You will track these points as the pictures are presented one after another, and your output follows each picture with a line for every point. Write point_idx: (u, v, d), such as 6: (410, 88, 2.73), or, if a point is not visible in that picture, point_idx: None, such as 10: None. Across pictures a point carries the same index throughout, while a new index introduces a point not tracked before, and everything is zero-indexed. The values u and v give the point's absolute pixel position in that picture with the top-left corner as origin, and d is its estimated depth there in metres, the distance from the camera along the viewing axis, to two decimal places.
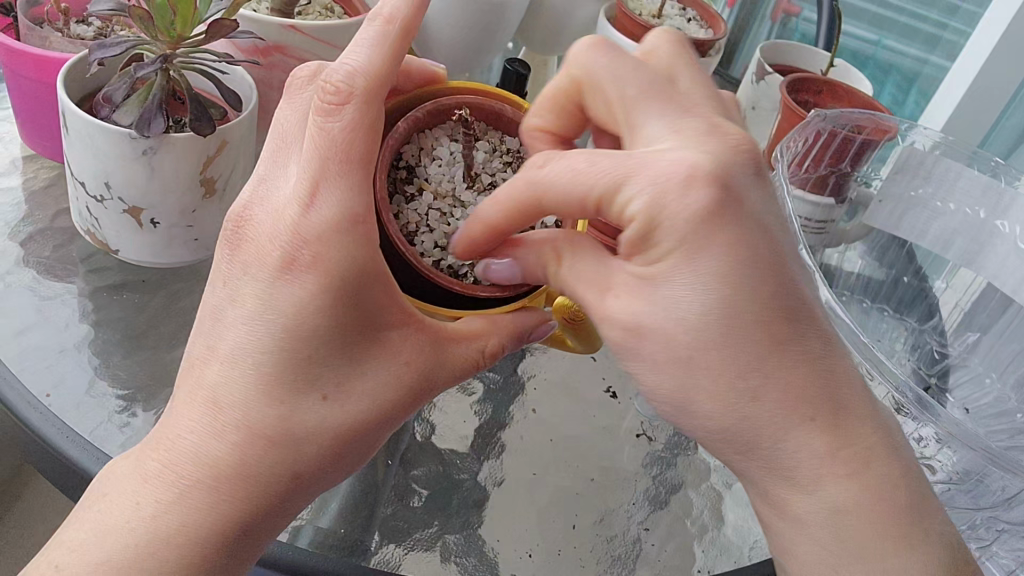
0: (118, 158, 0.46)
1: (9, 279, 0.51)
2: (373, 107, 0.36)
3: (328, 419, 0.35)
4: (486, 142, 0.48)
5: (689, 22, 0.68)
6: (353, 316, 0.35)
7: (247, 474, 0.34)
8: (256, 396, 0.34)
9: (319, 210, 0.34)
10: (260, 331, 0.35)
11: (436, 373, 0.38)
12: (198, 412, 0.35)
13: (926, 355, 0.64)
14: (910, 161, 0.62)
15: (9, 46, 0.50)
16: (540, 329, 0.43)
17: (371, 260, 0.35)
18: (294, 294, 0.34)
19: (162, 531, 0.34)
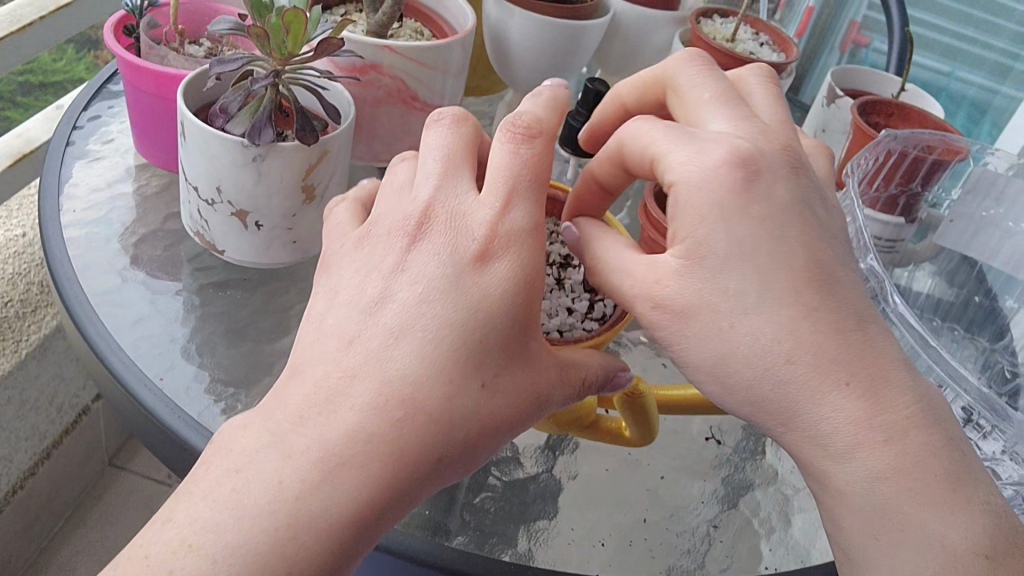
0: (230, 164, 0.50)
1: (125, 275, 0.55)
2: (550, 148, 0.41)
3: (483, 407, 0.37)
4: (544, 228, 0.53)
5: (762, 46, 0.70)
6: (523, 311, 0.38)
7: (406, 450, 0.35)
8: (428, 374, 0.36)
9: (514, 216, 0.39)
10: (437, 308, 0.37)
11: (565, 388, 0.40)
12: (359, 390, 0.36)
13: (997, 374, 0.63)
14: (982, 181, 0.63)
15: (133, 64, 0.55)
16: (622, 383, 0.44)
17: (541, 267, 0.39)
18: (479, 280, 0.38)
19: (309, 508, 0.33)
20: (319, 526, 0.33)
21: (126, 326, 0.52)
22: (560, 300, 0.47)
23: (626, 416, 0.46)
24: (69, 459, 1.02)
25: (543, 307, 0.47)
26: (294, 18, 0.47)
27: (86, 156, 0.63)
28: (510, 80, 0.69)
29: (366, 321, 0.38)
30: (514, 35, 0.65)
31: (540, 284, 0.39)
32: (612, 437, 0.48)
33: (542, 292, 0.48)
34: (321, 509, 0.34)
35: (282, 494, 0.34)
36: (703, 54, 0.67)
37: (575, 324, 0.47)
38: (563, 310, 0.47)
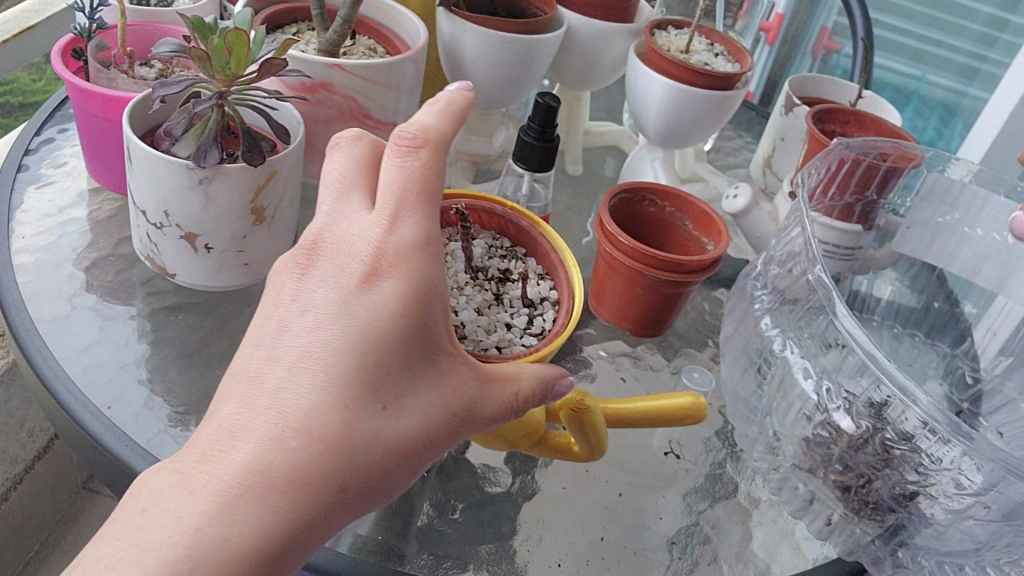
0: (176, 188, 0.50)
1: (74, 301, 0.54)
2: (443, 158, 0.39)
3: (386, 429, 0.36)
4: (483, 240, 0.54)
5: (717, 57, 0.70)
6: (418, 327, 0.37)
7: (306, 479, 0.34)
8: (322, 400, 0.35)
9: (402, 230, 0.38)
10: (330, 332, 0.36)
11: (481, 403, 0.39)
12: (258, 422, 0.35)
13: (959, 380, 0.64)
14: (937, 187, 0.63)
15: (80, 88, 0.54)
16: (563, 387, 0.43)
17: (440, 278, 0.38)
18: (372, 299, 0.37)
19: (206, 545, 0.33)
20: (215, 567, 0.33)
21: (73, 354, 0.51)
22: (498, 316, 0.49)
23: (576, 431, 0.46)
24: (40, 485, 1.00)
25: (481, 322, 0.48)
26: (236, 38, 0.47)
27: (36, 181, 0.62)
28: (467, 96, 0.69)
29: (273, 353, 0.37)
30: (469, 50, 0.64)
31: (437, 295, 0.38)
32: (561, 450, 0.47)
33: (480, 306, 0.49)
34: (217, 550, 0.33)
35: (182, 533, 0.33)
36: (659, 66, 0.67)
37: (514, 339, 0.47)
38: (500, 325, 0.48)
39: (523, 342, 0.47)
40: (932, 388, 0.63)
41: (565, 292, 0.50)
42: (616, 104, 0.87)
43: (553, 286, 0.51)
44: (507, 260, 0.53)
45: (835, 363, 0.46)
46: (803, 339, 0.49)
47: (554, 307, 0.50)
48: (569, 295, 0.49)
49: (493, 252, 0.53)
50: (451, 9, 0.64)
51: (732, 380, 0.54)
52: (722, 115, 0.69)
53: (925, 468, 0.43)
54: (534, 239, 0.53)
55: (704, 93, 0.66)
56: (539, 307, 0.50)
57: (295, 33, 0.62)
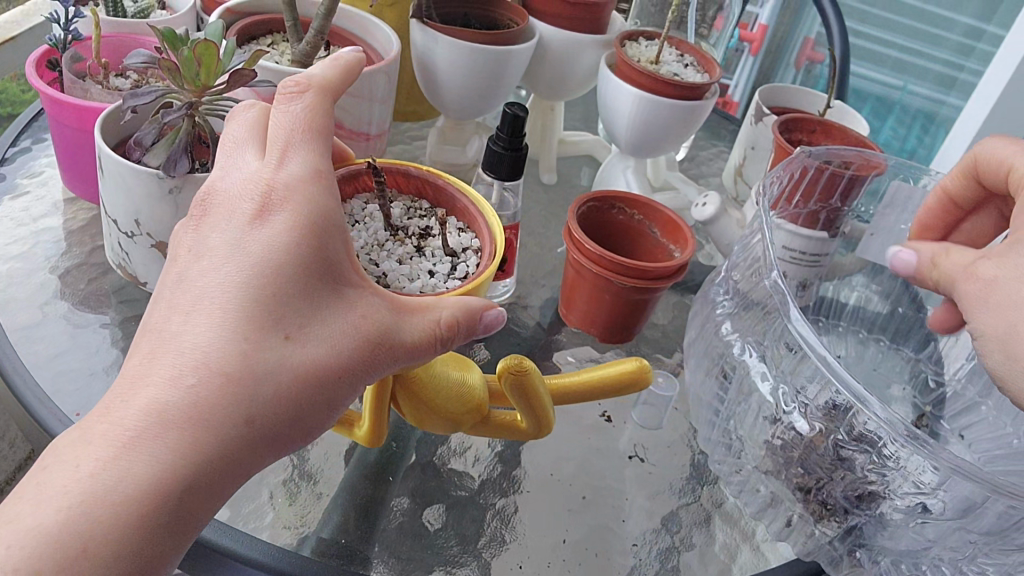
0: (147, 198, 0.50)
1: (46, 309, 0.55)
2: (325, 102, 0.41)
3: (290, 360, 0.36)
4: (400, 203, 0.51)
5: (687, 67, 0.71)
6: (318, 257, 0.37)
7: (206, 411, 0.34)
8: (222, 336, 0.35)
9: (291, 166, 0.39)
10: (230, 271, 0.37)
11: (398, 332, 0.39)
12: (158, 363, 0.35)
13: (922, 383, 0.65)
14: (898, 196, 0.64)
15: (55, 98, 0.55)
16: (492, 320, 0.42)
17: (335, 210, 0.38)
18: (268, 234, 0.37)
19: (105, 488, 0.32)
20: (114, 505, 0.32)
21: (44, 362, 0.52)
22: (420, 265, 0.47)
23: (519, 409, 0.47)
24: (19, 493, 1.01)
25: (404, 272, 0.46)
26: (206, 49, 0.48)
27: (10, 190, 0.63)
28: (441, 106, 0.70)
29: (174, 302, 0.37)
30: (441, 61, 0.65)
31: (336, 227, 0.38)
32: (509, 430, 0.49)
33: (403, 259, 0.47)
34: (116, 488, 0.33)
35: (82, 477, 0.33)
36: (628, 76, 0.69)
37: (439, 285, 0.46)
38: (423, 273, 0.47)
39: (447, 286, 0.46)
40: (895, 392, 0.64)
41: (487, 242, 0.48)
42: (592, 114, 0.88)
43: (475, 237, 0.50)
44: (426, 218, 0.51)
45: (790, 368, 0.47)
46: (763, 344, 0.49)
47: (476, 255, 0.49)
48: (491, 242, 0.48)
49: (411, 212, 0.51)
50: (423, 21, 0.65)
51: (696, 384, 0.55)
52: (690, 125, 0.71)
53: (876, 467, 0.44)
54: (452, 195, 0.51)
55: (672, 103, 0.67)
56: (462, 256, 0.49)
57: (269, 44, 0.62)
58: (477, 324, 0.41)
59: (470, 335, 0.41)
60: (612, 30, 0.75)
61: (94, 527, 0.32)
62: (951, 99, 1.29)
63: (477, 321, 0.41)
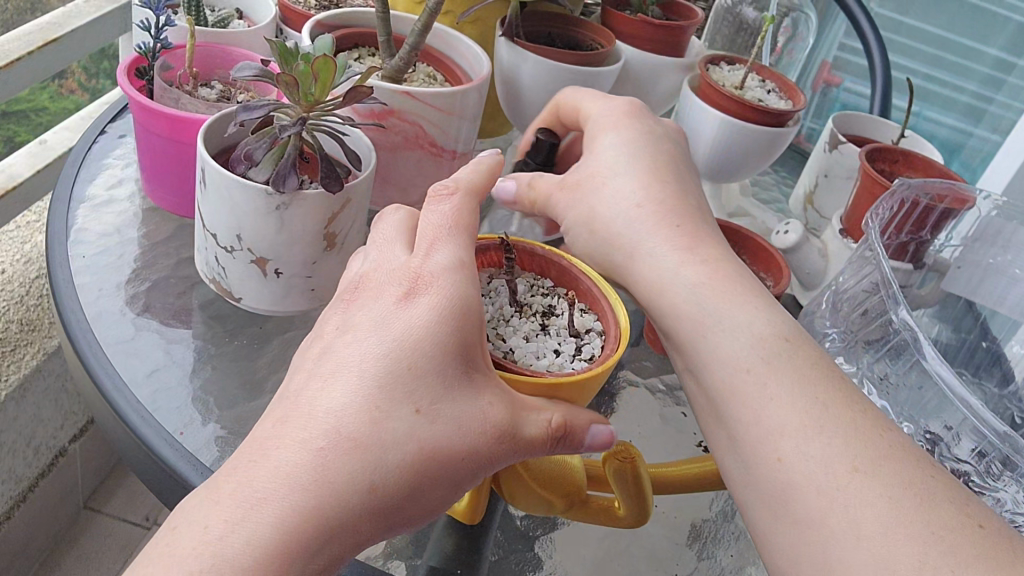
0: (253, 213, 0.49)
1: (138, 322, 0.54)
2: (473, 206, 0.42)
3: (417, 436, 0.34)
4: (525, 282, 0.49)
5: (769, 93, 0.71)
6: (459, 340, 0.36)
7: (331, 480, 0.33)
8: (354, 402, 0.34)
9: (438, 255, 0.39)
10: (371, 344, 0.36)
11: (522, 424, 0.37)
12: (289, 427, 0.34)
13: (1009, 419, 0.63)
14: (988, 229, 0.64)
15: (150, 109, 0.54)
16: (602, 436, 0.40)
17: (476, 301, 0.37)
18: (411, 312, 0.36)
19: (233, 548, 0.31)
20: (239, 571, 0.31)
21: (142, 378, 0.50)
22: (546, 343, 0.44)
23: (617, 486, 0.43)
24: (44, 502, 0.98)
25: (528, 350, 0.43)
26: (324, 66, 0.47)
27: (90, 200, 0.62)
28: (520, 125, 0.70)
29: (314, 369, 0.36)
30: (528, 81, 0.65)
31: (475, 311, 0.37)
32: (605, 515, 0.45)
33: (529, 336, 0.45)
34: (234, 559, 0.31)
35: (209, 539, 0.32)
36: (714, 101, 0.68)
37: (564, 364, 0.43)
38: (548, 352, 0.44)
39: (574, 367, 0.42)
40: None
41: (610, 326, 0.44)
42: None
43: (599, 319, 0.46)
44: (552, 297, 0.48)
45: (918, 405, 0.49)
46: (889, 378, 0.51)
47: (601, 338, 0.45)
48: (616, 322, 0.44)
49: (537, 290, 0.48)
50: (512, 39, 0.65)
51: None
52: (772, 152, 0.70)
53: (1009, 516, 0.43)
54: (574, 275, 0.47)
55: (759, 129, 0.67)
56: (587, 340, 0.45)
57: (358, 58, 0.62)
58: (586, 438, 0.39)
59: (576, 448, 0.39)
60: (690, 54, 0.75)
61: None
62: (979, 131, 1.31)
63: (586, 435, 0.39)
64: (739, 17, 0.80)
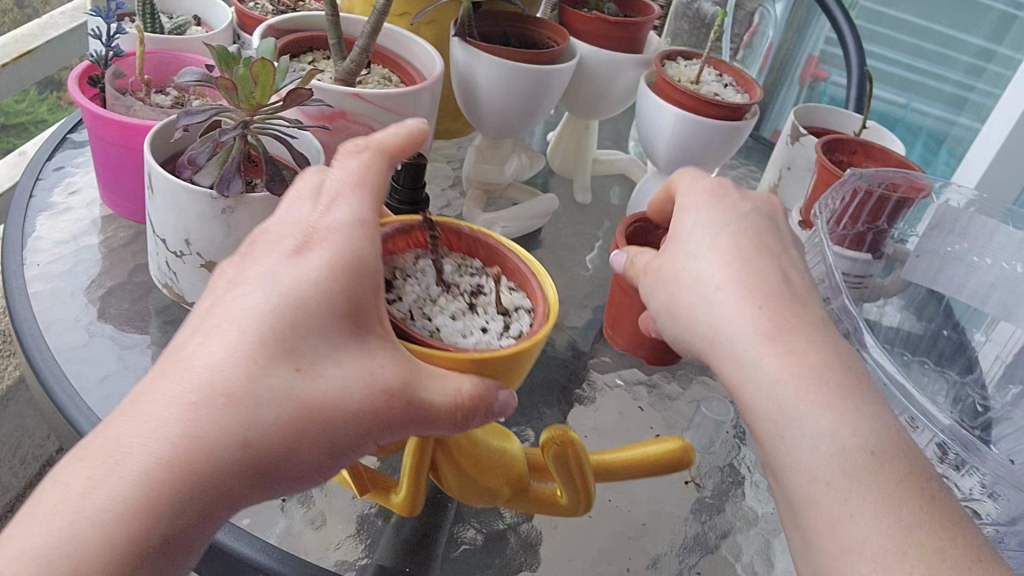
0: (199, 217, 0.49)
1: (92, 330, 0.54)
2: (381, 166, 0.42)
3: (296, 394, 0.34)
4: (449, 260, 0.47)
5: (726, 87, 0.71)
6: (348, 301, 0.36)
7: (199, 435, 0.33)
8: (231, 357, 0.34)
9: (336, 214, 0.39)
10: (257, 299, 0.36)
11: (416, 386, 0.36)
12: (163, 382, 0.34)
13: (969, 408, 0.64)
14: (945, 218, 0.63)
15: (99, 115, 0.54)
16: (504, 405, 0.39)
17: (373, 260, 0.37)
18: (299, 267, 0.36)
19: (96, 510, 0.32)
20: (98, 529, 0.32)
21: (93, 383, 0.51)
22: (474, 323, 0.44)
23: (557, 475, 0.44)
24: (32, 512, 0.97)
25: (458, 329, 0.43)
26: (262, 69, 0.47)
27: (48, 209, 0.62)
28: (478, 123, 0.70)
29: (200, 323, 0.36)
30: (482, 80, 0.65)
31: (370, 272, 0.37)
32: (550, 506, 0.45)
33: (456, 314, 0.44)
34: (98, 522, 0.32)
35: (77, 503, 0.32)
36: (669, 97, 0.68)
37: (494, 343, 0.43)
38: (478, 330, 0.43)
39: (502, 343, 0.42)
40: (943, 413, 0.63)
41: (540, 309, 0.45)
42: (621, 133, 0.88)
43: (526, 298, 0.47)
44: (477, 276, 0.47)
45: None
46: None
47: (528, 314, 0.46)
48: (546, 301, 0.45)
49: (461, 269, 0.47)
50: (465, 39, 0.65)
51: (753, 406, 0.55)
52: (731, 146, 0.70)
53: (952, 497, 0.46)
54: (504, 255, 0.48)
55: (714, 123, 0.67)
56: (512, 318, 0.45)
57: (310, 62, 0.62)
58: (495, 404, 0.39)
59: (489, 416, 0.39)
60: (649, 50, 0.75)
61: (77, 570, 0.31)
62: (962, 120, 1.32)
63: (495, 402, 0.39)
64: (698, 11, 0.80)
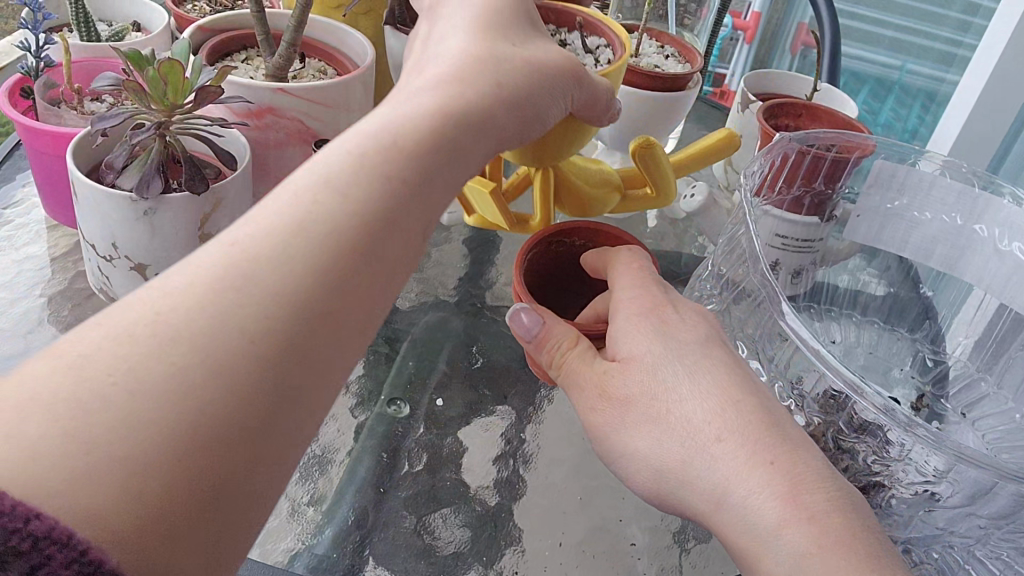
0: (121, 220, 0.50)
1: (31, 338, 0.55)
2: None
3: (402, 125, 0.39)
4: None
5: (667, 58, 0.71)
6: (444, 145, 0.40)
7: (304, 284, 0.33)
8: (344, 189, 0.36)
9: (424, 92, 0.42)
10: (367, 143, 0.38)
11: None
12: (279, 206, 0.35)
13: (920, 363, 0.66)
14: (882, 175, 0.62)
15: (28, 126, 0.54)
16: None
17: (469, 99, 0.43)
18: (398, 121, 0.39)
19: (210, 319, 0.32)
20: (205, 342, 0.31)
21: None
22: None
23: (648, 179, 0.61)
24: None
25: None
26: (171, 68, 0.47)
27: None
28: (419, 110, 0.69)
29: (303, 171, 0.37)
30: None
31: (472, 113, 0.42)
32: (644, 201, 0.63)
33: None
34: (233, 309, 0.32)
35: (205, 266, 0.33)
36: None
37: None
38: None
39: None
40: (897, 373, 0.64)
41: None
42: None
43: None
44: None
45: (783, 359, 0.49)
46: (756, 342, 0.51)
47: None
48: None
49: None
50: (397, 27, 0.65)
51: None
52: (675, 117, 0.70)
53: (882, 459, 0.45)
54: None
55: (654, 95, 0.66)
56: None
57: (244, 60, 0.63)
58: None
59: None
60: None
61: (240, 346, 0.32)
62: (951, 76, 1.31)
63: None
64: None
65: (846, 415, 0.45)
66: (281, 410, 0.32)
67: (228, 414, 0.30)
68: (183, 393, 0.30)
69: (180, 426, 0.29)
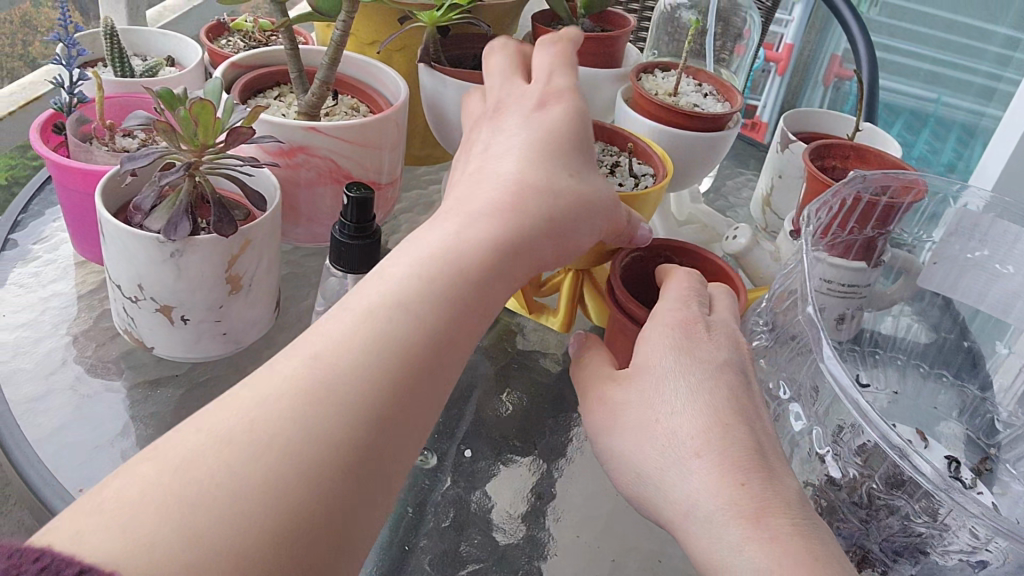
0: (148, 261, 0.49)
1: (54, 379, 0.54)
2: None
3: (450, 245, 0.43)
4: None
5: (706, 97, 0.69)
6: (495, 267, 0.43)
7: (382, 371, 0.37)
8: (407, 293, 0.40)
9: (468, 219, 0.45)
10: (422, 263, 0.41)
11: None
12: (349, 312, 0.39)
13: (984, 424, 0.61)
14: (963, 223, 0.60)
15: (57, 163, 0.54)
16: None
17: (513, 219, 0.45)
18: (443, 245, 0.43)
19: (295, 411, 0.34)
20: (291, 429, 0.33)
21: (48, 435, 0.50)
22: None
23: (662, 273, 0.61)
24: None
25: None
26: (202, 109, 0.46)
27: (22, 257, 0.62)
28: (451, 148, 0.68)
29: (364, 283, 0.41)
30: (449, 104, 0.64)
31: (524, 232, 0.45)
32: None
33: None
34: (315, 401, 0.35)
35: (292, 363, 0.36)
36: (644, 109, 0.66)
37: None
38: None
39: None
40: (950, 428, 0.61)
41: None
42: None
43: None
44: None
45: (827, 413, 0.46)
46: (797, 384, 0.49)
47: None
48: None
49: None
50: (431, 65, 0.64)
51: None
52: (715, 158, 0.68)
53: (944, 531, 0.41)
54: None
55: (694, 135, 0.64)
56: None
57: (276, 96, 0.62)
58: None
59: None
60: (628, 62, 0.74)
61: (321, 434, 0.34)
62: (992, 111, 1.32)
63: None
64: (680, 21, 0.80)
65: (903, 478, 0.42)
66: (360, 490, 0.34)
67: (308, 499, 0.32)
68: (267, 480, 0.31)
69: (266, 515, 0.31)
